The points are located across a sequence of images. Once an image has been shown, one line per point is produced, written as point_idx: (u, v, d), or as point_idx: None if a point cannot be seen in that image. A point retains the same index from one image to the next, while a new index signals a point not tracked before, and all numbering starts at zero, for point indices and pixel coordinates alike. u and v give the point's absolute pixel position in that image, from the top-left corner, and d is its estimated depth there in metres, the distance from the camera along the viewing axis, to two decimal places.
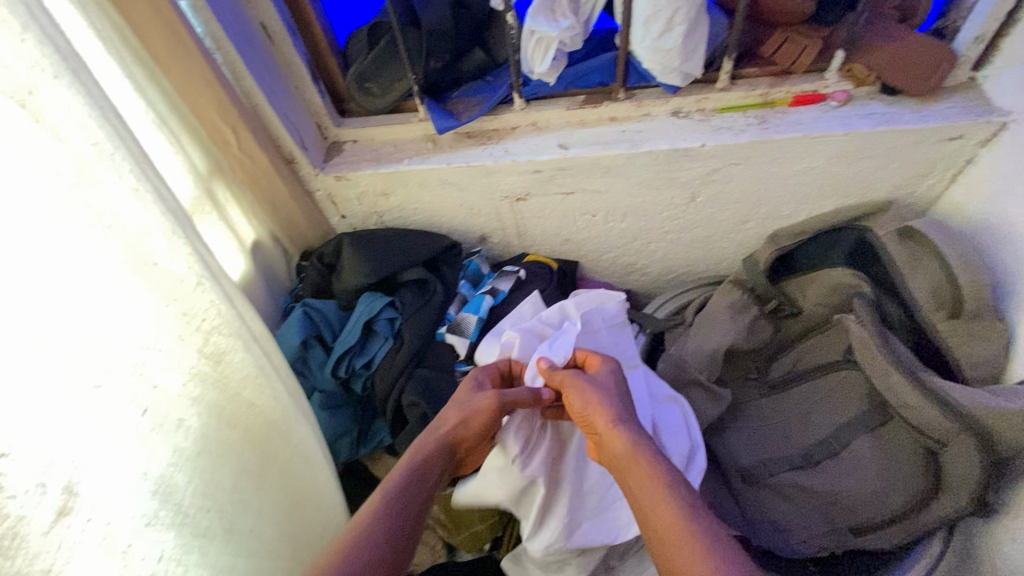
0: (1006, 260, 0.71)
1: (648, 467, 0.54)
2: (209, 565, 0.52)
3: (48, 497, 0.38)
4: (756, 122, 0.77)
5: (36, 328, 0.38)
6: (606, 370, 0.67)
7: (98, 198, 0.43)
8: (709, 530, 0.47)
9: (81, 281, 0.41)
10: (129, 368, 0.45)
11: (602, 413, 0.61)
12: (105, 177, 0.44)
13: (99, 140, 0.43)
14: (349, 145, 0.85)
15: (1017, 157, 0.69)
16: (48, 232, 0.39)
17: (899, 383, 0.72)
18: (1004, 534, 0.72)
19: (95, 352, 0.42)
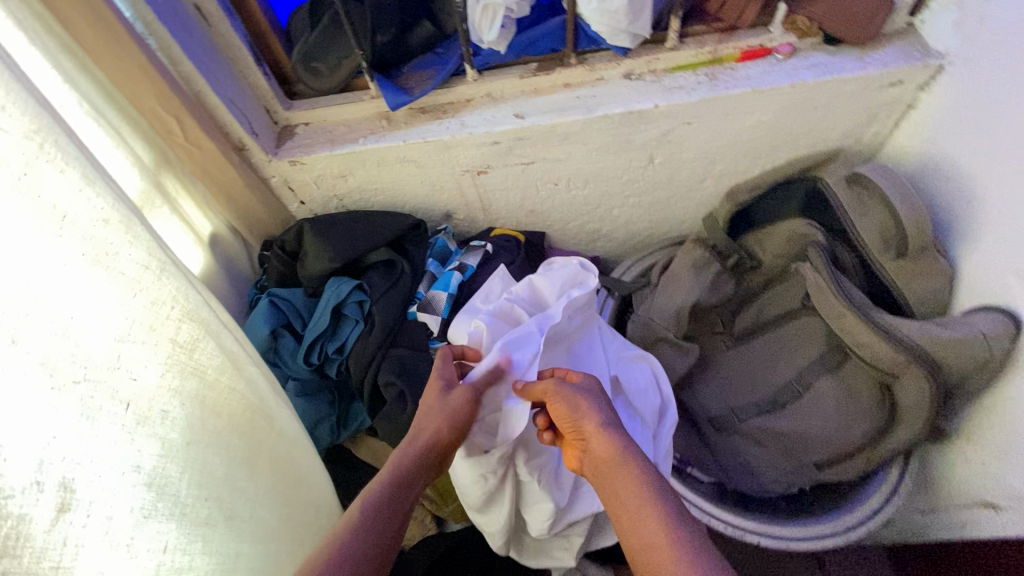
0: (948, 199, 0.75)
1: (636, 473, 0.53)
2: (214, 553, 0.50)
3: (46, 495, 0.36)
4: (706, 80, 0.78)
5: (8, 324, 0.36)
6: (591, 377, 0.66)
7: (48, 190, 0.39)
8: (700, 548, 0.46)
9: (43, 275, 0.38)
10: (103, 363, 0.42)
11: (590, 419, 0.60)
12: (52, 168, 0.39)
13: (37, 128, 0.38)
14: (301, 128, 0.83)
15: (955, 99, 0.72)
16: (5, 225, 0.36)
17: (852, 324, 0.74)
18: (959, 456, 0.77)
19: (69, 348, 0.39)
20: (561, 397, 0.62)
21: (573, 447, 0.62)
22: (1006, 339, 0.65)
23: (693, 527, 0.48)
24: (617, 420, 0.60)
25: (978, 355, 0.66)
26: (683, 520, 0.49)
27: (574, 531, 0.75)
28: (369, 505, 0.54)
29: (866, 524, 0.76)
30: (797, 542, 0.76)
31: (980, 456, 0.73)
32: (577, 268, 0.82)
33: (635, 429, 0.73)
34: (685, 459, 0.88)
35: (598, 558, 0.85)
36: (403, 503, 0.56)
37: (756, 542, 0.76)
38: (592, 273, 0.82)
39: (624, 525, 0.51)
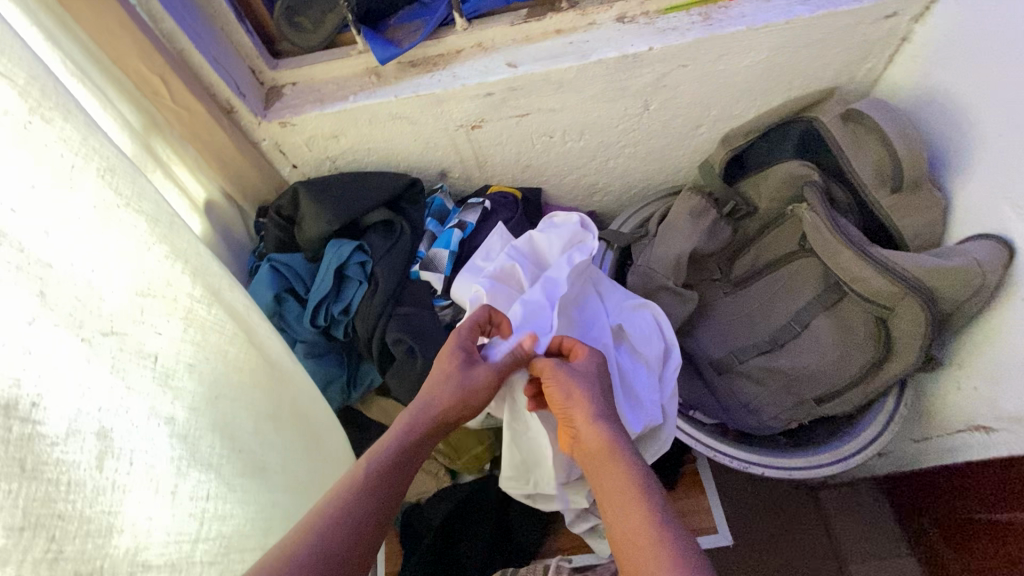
0: (942, 131, 0.75)
1: (623, 467, 0.57)
2: (252, 502, 0.53)
3: (87, 443, 0.39)
4: (700, 20, 0.77)
5: (37, 279, 0.37)
6: (591, 360, 0.67)
7: (53, 140, 0.39)
8: (678, 543, 0.49)
9: (64, 228, 0.39)
10: (129, 319, 0.43)
11: (583, 409, 0.62)
12: (55, 117, 0.39)
13: (34, 74, 0.38)
14: (288, 87, 0.81)
15: (950, 27, 0.71)
16: (15, 179, 0.36)
17: (849, 259, 0.76)
18: (951, 384, 0.80)
19: (93, 305, 0.41)
20: (557, 380, 0.64)
21: (564, 432, 0.65)
22: (999, 266, 0.67)
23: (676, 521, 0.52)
24: (609, 411, 0.63)
25: (971, 281, 0.67)
26: (665, 516, 0.52)
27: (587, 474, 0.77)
28: (371, 475, 0.56)
29: (863, 452, 0.80)
30: (800, 472, 0.79)
31: (973, 381, 0.76)
32: (578, 227, 0.82)
33: (641, 375, 0.74)
34: (688, 403, 0.90)
35: None
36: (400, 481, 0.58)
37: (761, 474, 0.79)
38: (591, 232, 0.81)
39: (609, 515, 0.55)
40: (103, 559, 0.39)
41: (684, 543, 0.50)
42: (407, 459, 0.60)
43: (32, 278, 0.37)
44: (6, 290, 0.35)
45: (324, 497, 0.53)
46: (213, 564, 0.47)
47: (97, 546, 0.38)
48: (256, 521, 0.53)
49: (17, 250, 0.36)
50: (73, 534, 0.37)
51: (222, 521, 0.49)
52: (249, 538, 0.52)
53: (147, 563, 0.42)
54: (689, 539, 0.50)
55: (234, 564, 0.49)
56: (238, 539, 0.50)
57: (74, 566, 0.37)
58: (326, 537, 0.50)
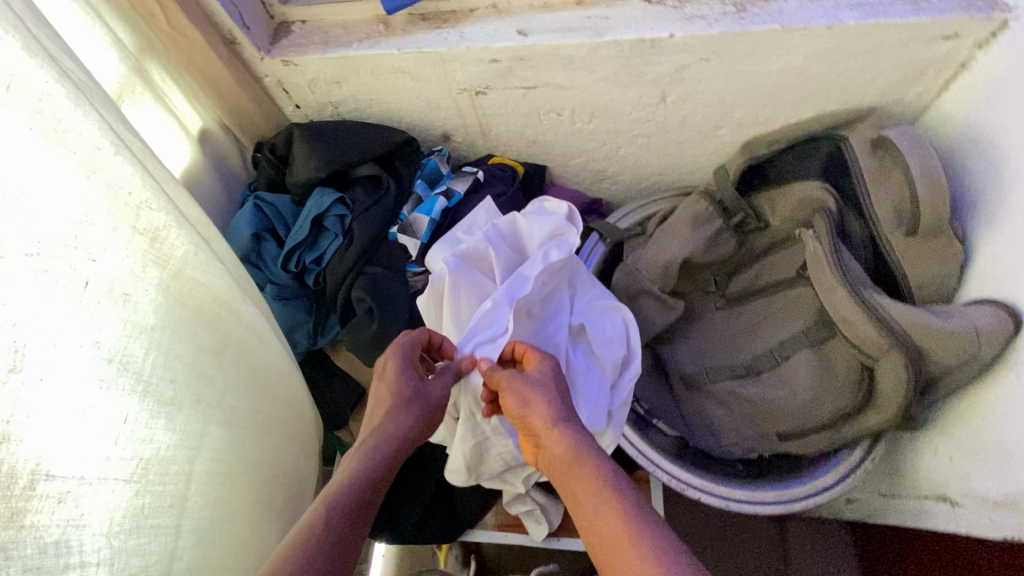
0: (978, 178, 0.67)
1: (587, 467, 0.55)
2: (177, 429, 0.57)
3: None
4: (733, 11, 0.70)
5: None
6: (546, 364, 0.67)
7: None
8: (655, 539, 0.47)
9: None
10: (60, 243, 0.45)
11: (542, 415, 0.61)
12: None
13: None
14: (297, 25, 0.79)
15: (1013, 59, 0.62)
16: None
17: (842, 301, 0.70)
18: (928, 448, 0.75)
19: (25, 225, 0.42)
20: (514, 387, 0.64)
21: (528, 442, 0.64)
22: (999, 339, 0.61)
23: (650, 512, 0.50)
24: (569, 413, 0.62)
25: (964, 348, 0.62)
26: (640, 510, 0.51)
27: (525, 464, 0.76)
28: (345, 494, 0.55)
29: (811, 498, 0.76)
30: (737, 504, 0.76)
31: (949, 450, 0.70)
32: (564, 218, 0.78)
33: (592, 379, 0.73)
34: (651, 411, 0.87)
35: (549, 488, 0.89)
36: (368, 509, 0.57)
37: (698, 498, 0.77)
38: (576, 227, 0.77)
39: (580, 514, 0.54)
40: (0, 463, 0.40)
41: (659, 531, 0.48)
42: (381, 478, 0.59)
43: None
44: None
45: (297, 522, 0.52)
46: (128, 483, 0.51)
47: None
48: (179, 447, 0.57)
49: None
50: None
51: (142, 444, 0.53)
52: (172, 463, 0.56)
53: (50, 474, 0.43)
54: (666, 532, 0.48)
55: (154, 486, 0.54)
56: (157, 462, 0.54)
57: None
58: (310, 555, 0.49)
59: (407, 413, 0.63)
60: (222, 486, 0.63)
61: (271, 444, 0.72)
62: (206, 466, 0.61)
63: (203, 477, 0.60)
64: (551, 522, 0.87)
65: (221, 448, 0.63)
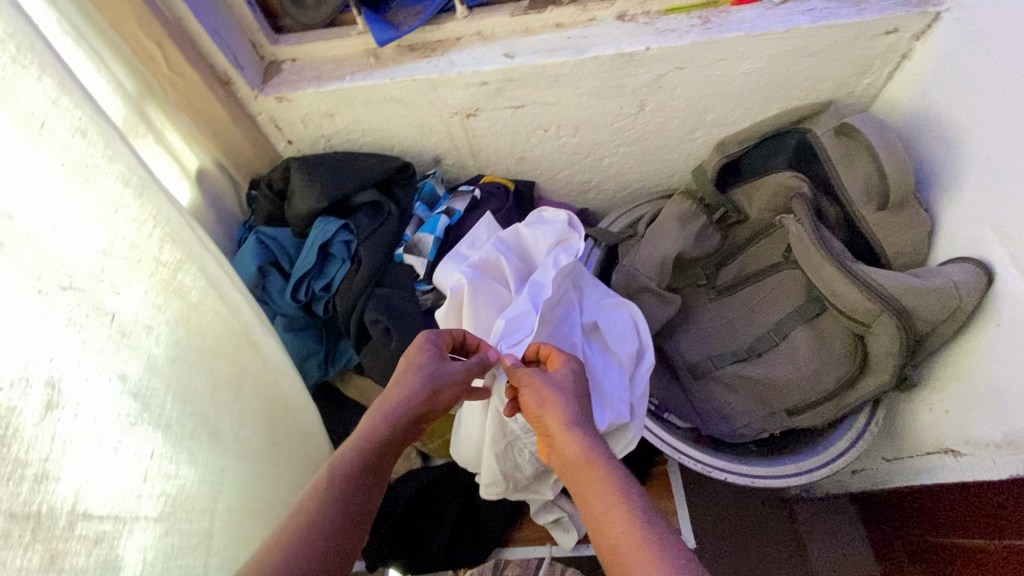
0: (935, 154, 0.75)
1: (600, 472, 0.55)
2: (200, 465, 0.52)
3: (32, 391, 0.37)
4: (700, 23, 0.77)
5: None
6: (568, 367, 0.67)
7: (28, 94, 0.39)
8: (665, 550, 0.47)
9: (23, 180, 0.38)
10: (87, 274, 0.43)
11: (558, 416, 0.61)
12: (33, 71, 0.39)
13: (14, 30, 0.38)
14: (288, 63, 0.82)
15: (951, 46, 0.71)
16: None
17: (830, 274, 0.76)
18: (924, 406, 0.79)
19: (53, 255, 0.40)
20: (531, 386, 0.63)
21: (540, 440, 0.64)
22: (977, 290, 0.66)
23: (659, 522, 0.50)
24: (585, 418, 0.62)
25: (948, 304, 0.68)
26: (650, 518, 0.50)
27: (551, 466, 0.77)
28: (337, 478, 0.55)
29: (829, 466, 0.80)
30: (761, 479, 0.80)
31: (945, 404, 0.75)
32: (566, 225, 0.81)
33: (611, 373, 0.76)
34: (662, 405, 0.90)
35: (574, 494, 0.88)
36: (365, 486, 0.56)
37: (724, 479, 0.80)
38: (578, 232, 0.81)
39: (588, 519, 0.54)
40: (40, 503, 0.36)
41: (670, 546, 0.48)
42: (382, 454, 0.59)
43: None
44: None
45: (290, 510, 0.53)
46: (157, 522, 0.46)
47: (33, 491, 0.36)
48: (203, 484, 0.52)
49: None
50: (7, 475, 0.34)
51: (168, 480, 0.48)
52: (197, 499, 0.51)
53: (87, 513, 0.40)
54: (676, 539, 0.48)
55: (181, 524, 0.49)
56: (185, 498, 0.50)
57: (10, 507, 0.34)
58: (295, 550, 0.49)
59: (417, 390, 0.61)
60: (244, 524, 0.57)
61: (296, 476, 0.69)
62: (230, 504, 0.55)
63: (226, 515, 0.55)
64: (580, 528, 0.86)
65: (245, 485, 0.58)
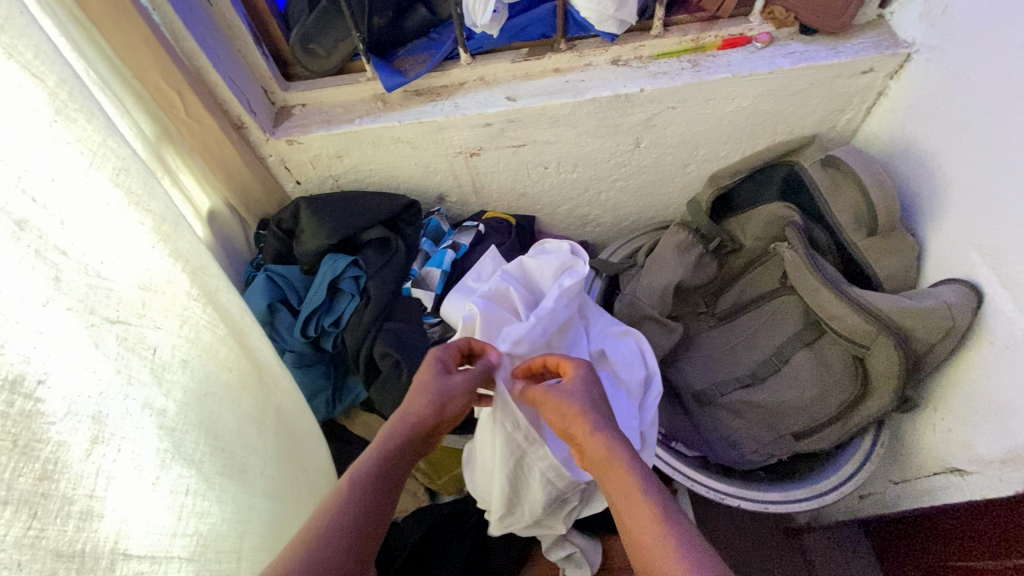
0: (917, 182, 0.79)
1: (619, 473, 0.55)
2: (230, 503, 0.51)
3: (82, 426, 0.37)
4: (690, 66, 0.82)
5: (51, 265, 0.37)
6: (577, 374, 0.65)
7: (77, 139, 0.41)
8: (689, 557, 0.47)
9: (77, 220, 0.40)
10: (131, 309, 0.44)
11: (580, 422, 0.60)
12: (80, 117, 0.42)
13: (66, 80, 0.41)
14: (298, 108, 0.85)
15: (924, 84, 0.77)
16: (45, 165, 0.38)
17: (827, 298, 0.78)
18: (927, 426, 0.80)
19: (100, 292, 0.41)
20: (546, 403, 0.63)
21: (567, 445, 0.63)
22: (969, 309, 0.69)
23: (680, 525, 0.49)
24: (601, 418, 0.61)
25: (943, 323, 0.70)
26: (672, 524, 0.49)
27: (563, 499, 0.76)
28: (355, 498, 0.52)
29: (839, 488, 0.80)
30: (775, 504, 0.80)
31: (948, 423, 0.77)
32: (569, 253, 0.83)
33: (621, 401, 0.76)
34: (670, 435, 0.90)
35: (587, 529, 0.87)
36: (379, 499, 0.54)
37: (737, 506, 0.80)
38: (582, 258, 0.82)
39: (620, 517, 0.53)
40: (84, 542, 0.37)
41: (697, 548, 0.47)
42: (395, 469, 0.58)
43: (44, 263, 0.37)
44: (12, 258, 0.34)
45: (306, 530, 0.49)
46: (190, 562, 0.46)
47: (78, 529, 0.36)
48: (232, 522, 0.51)
49: (23, 229, 0.36)
50: (56, 513, 0.35)
51: (199, 519, 0.47)
52: (225, 539, 0.50)
53: (126, 553, 0.40)
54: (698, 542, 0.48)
55: (211, 564, 0.48)
56: (214, 538, 0.48)
57: (56, 546, 0.35)
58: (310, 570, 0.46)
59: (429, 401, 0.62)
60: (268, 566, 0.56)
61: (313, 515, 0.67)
62: (254, 545, 0.54)
63: (252, 556, 0.53)
64: (595, 563, 0.84)
65: (272, 523, 0.57)
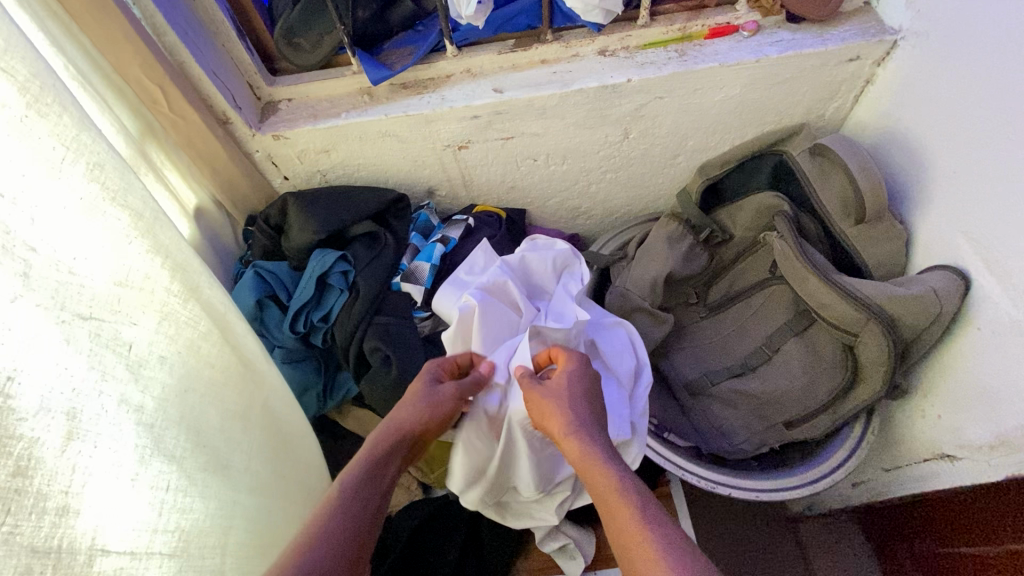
0: (904, 169, 0.79)
1: (602, 469, 0.57)
2: (214, 500, 0.51)
3: (56, 422, 0.37)
4: (676, 56, 0.81)
5: (20, 261, 0.37)
6: (565, 371, 0.68)
7: (51, 133, 0.41)
8: (668, 547, 0.48)
9: (49, 215, 0.40)
10: (107, 305, 0.44)
11: (563, 420, 0.62)
12: (53, 109, 0.41)
13: (40, 73, 0.40)
14: (284, 103, 0.85)
15: (911, 71, 0.77)
16: (16, 160, 0.38)
17: (815, 286, 0.79)
18: (917, 412, 0.81)
19: (73, 289, 0.41)
20: (532, 402, 0.65)
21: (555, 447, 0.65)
22: (956, 295, 0.69)
23: (659, 520, 0.51)
24: (587, 415, 0.63)
25: (929, 310, 0.70)
26: (651, 518, 0.51)
27: (555, 489, 0.76)
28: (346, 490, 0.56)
29: (829, 477, 0.81)
30: (766, 493, 0.80)
31: (937, 409, 0.77)
32: (566, 251, 0.85)
33: (611, 390, 0.76)
34: (662, 425, 0.90)
35: (580, 520, 0.87)
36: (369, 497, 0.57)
37: (728, 494, 0.80)
38: (579, 259, 0.86)
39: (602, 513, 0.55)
40: (61, 538, 0.37)
41: (671, 540, 0.49)
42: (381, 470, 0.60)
43: (13, 259, 0.36)
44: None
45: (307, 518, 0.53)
46: (172, 558, 0.45)
47: (54, 525, 0.36)
48: (216, 517, 0.51)
49: None
50: (30, 509, 0.35)
51: (182, 514, 0.47)
52: (209, 534, 0.50)
53: (105, 549, 0.40)
54: (678, 535, 0.50)
55: (195, 561, 0.48)
56: (198, 534, 0.48)
57: (31, 542, 0.35)
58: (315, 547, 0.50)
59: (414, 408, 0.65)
60: (256, 562, 0.55)
61: (302, 509, 0.67)
62: (241, 540, 0.54)
63: (238, 552, 0.53)
64: (588, 554, 0.85)
65: (259, 519, 0.57)
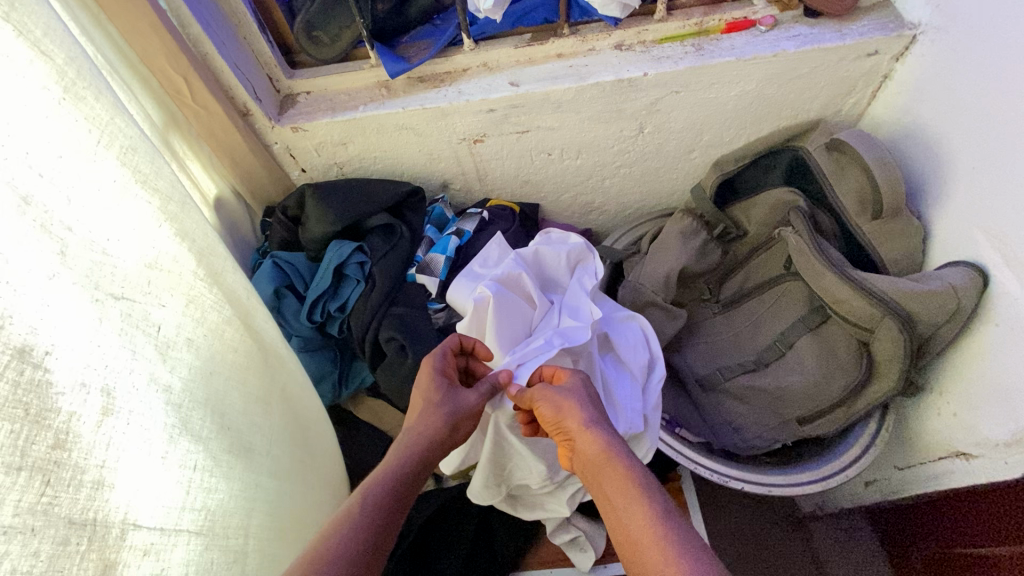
0: (922, 165, 0.79)
1: (619, 467, 0.56)
2: (237, 481, 0.52)
3: (91, 398, 0.38)
4: (693, 51, 0.81)
5: (58, 241, 0.38)
6: (577, 377, 0.68)
7: (85, 118, 0.42)
8: (688, 545, 0.47)
9: (84, 197, 0.41)
10: (137, 287, 0.45)
11: (577, 419, 0.62)
12: (87, 94, 0.42)
13: (73, 59, 0.41)
14: (303, 96, 0.86)
15: (930, 66, 0.76)
16: (51, 141, 0.39)
17: (832, 282, 0.78)
18: (932, 410, 0.80)
19: (106, 270, 0.42)
20: (545, 398, 0.65)
21: (563, 449, 0.64)
22: (973, 292, 0.69)
23: (677, 520, 0.50)
24: (601, 416, 0.63)
25: (947, 305, 0.69)
26: (669, 517, 0.50)
27: (568, 481, 0.77)
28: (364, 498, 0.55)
29: (843, 473, 0.80)
30: (778, 487, 0.80)
31: (953, 407, 0.76)
32: (580, 245, 0.86)
33: (624, 383, 0.77)
34: (674, 420, 0.90)
35: (592, 513, 0.88)
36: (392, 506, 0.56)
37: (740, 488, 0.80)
38: (593, 253, 0.86)
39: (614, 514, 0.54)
40: (96, 511, 0.38)
41: (690, 538, 0.48)
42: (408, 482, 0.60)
43: (50, 238, 0.37)
44: (20, 231, 0.35)
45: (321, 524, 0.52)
46: (198, 536, 0.46)
47: (90, 498, 0.37)
48: (239, 498, 0.52)
49: (28, 204, 0.36)
50: (68, 481, 0.36)
51: (207, 494, 0.48)
52: (233, 515, 0.51)
53: (136, 523, 0.41)
54: (697, 535, 0.48)
55: (220, 540, 0.49)
56: (223, 514, 0.49)
57: (69, 514, 0.36)
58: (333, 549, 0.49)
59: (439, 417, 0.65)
60: (277, 545, 0.56)
61: (318, 493, 0.68)
62: (264, 521, 0.55)
63: (260, 534, 0.54)
64: (598, 547, 0.85)
65: (279, 503, 0.58)
